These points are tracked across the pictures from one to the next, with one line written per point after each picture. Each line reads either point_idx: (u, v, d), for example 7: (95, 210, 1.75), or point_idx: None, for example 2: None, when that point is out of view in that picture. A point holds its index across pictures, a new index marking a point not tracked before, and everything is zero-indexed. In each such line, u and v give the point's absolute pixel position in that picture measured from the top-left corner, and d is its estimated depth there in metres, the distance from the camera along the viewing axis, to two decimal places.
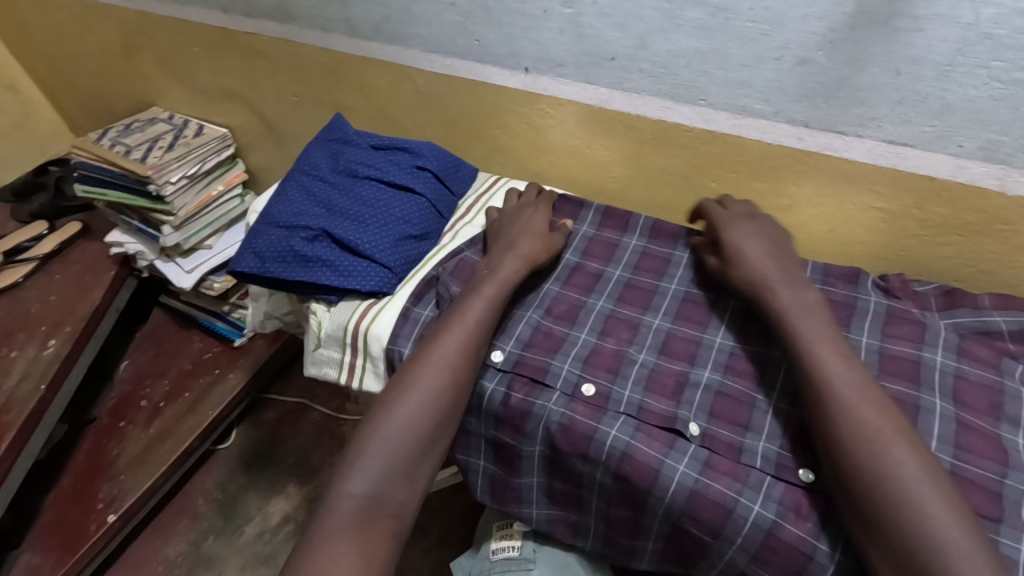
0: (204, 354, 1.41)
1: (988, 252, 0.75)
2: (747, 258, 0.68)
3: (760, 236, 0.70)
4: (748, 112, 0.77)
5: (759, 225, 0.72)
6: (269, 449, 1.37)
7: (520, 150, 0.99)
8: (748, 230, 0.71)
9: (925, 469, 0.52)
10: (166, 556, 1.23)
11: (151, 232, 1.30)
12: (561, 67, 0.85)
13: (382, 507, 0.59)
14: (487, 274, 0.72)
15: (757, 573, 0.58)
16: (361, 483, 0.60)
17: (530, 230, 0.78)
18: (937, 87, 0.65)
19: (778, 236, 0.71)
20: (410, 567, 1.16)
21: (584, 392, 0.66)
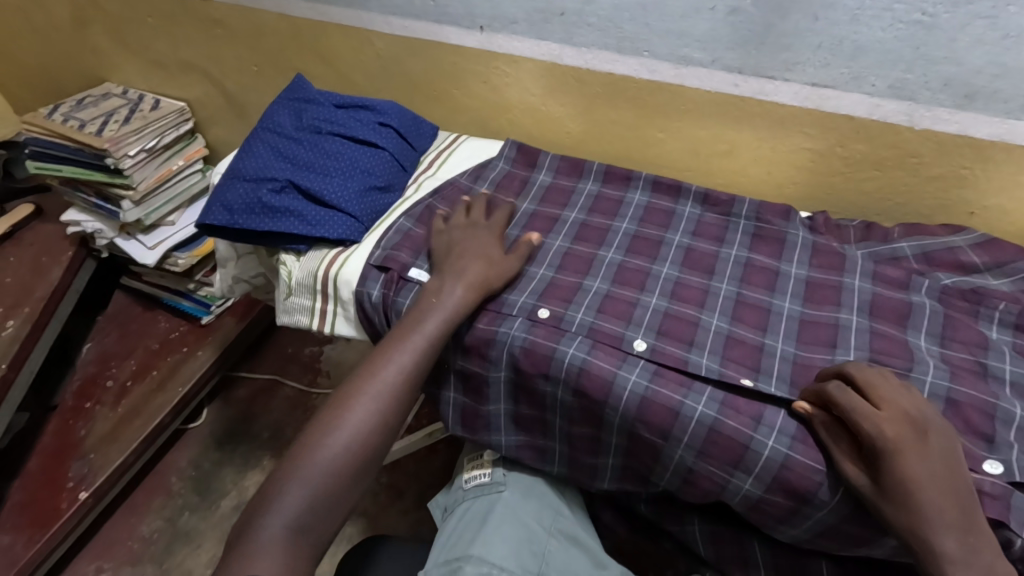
0: (171, 333, 1.47)
1: (904, 186, 0.81)
2: (924, 494, 0.53)
3: (928, 464, 0.54)
4: (688, 62, 0.81)
5: (922, 448, 0.55)
6: (243, 426, 1.45)
7: (480, 112, 1.02)
8: (925, 454, 0.55)
9: (948, 474, 0.54)
10: (141, 534, 1.29)
11: (111, 209, 1.32)
12: (514, 24, 0.89)
13: (306, 534, 0.59)
14: (434, 304, 0.70)
15: (704, 469, 0.63)
16: (284, 514, 0.59)
17: (487, 258, 0.75)
18: (850, 30, 0.71)
19: (955, 471, 0.54)
20: (388, 523, 1.25)
21: (541, 315, 0.71)
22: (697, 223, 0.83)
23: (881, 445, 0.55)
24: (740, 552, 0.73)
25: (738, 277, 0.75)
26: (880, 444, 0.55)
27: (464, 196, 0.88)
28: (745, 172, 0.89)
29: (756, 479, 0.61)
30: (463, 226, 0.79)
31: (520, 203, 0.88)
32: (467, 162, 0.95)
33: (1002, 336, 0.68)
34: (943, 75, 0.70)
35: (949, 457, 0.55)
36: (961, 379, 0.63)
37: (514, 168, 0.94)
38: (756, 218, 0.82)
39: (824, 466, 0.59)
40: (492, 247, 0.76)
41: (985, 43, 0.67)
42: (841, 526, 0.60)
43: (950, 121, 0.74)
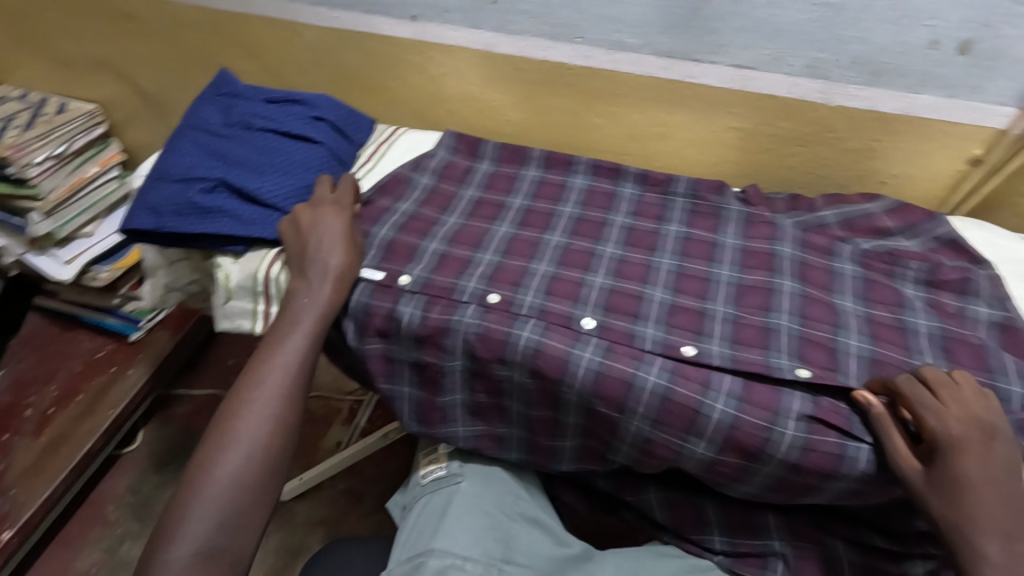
0: (96, 353, 1.37)
1: (824, 159, 0.87)
2: (976, 493, 0.56)
3: (990, 468, 0.57)
4: (620, 47, 0.83)
5: (984, 449, 0.57)
6: (185, 444, 1.37)
7: (418, 103, 1.01)
8: (987, 459, 0.57)
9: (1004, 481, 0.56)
10: (78, 569, 1.20)
11: (16, 222, 1.20)
12: (447, 13, 0.88)
13: (218, 558, 0.59)
14: (304, 305, 0.70)
15: (660, 438, 0.66)
16: (189, 544, 0.59)
17: (334, 245, 0.73)
18: (767, 12, 0.75)
19: (1012, 479, 0.57)
20: (350, 530, 1.22)
21: (491, 300, 0.72)
22: (637, 204, 0.86)
23: (943, 442, 0.58)
24: (695, 514, 0.76)
25: (677, 253, 0.78)
26: (943, 440, 0.57)
27: (406, 187, 0.87)
28: (680, 152, 0.93)
29: (709, 442, 0.64)
30: (312, 209, 0.77)
31: (464, 191, 0.88)
32: (409, 153, 0.93)
33: (918, 291, 0.74)
34: (851, 54, 0.75)
35: (1010, 465, 0.57)
36: (882, 340, 0.69)
37: (457, 157, 0.93)
38: (692, 195, 0.85)
39: (770, 422, 0.61)
40: (341, 227, 0.75)
41: (887, 22, 0.72)
42: (789, 478, 0.63)
43: (860, 97, 0.79)
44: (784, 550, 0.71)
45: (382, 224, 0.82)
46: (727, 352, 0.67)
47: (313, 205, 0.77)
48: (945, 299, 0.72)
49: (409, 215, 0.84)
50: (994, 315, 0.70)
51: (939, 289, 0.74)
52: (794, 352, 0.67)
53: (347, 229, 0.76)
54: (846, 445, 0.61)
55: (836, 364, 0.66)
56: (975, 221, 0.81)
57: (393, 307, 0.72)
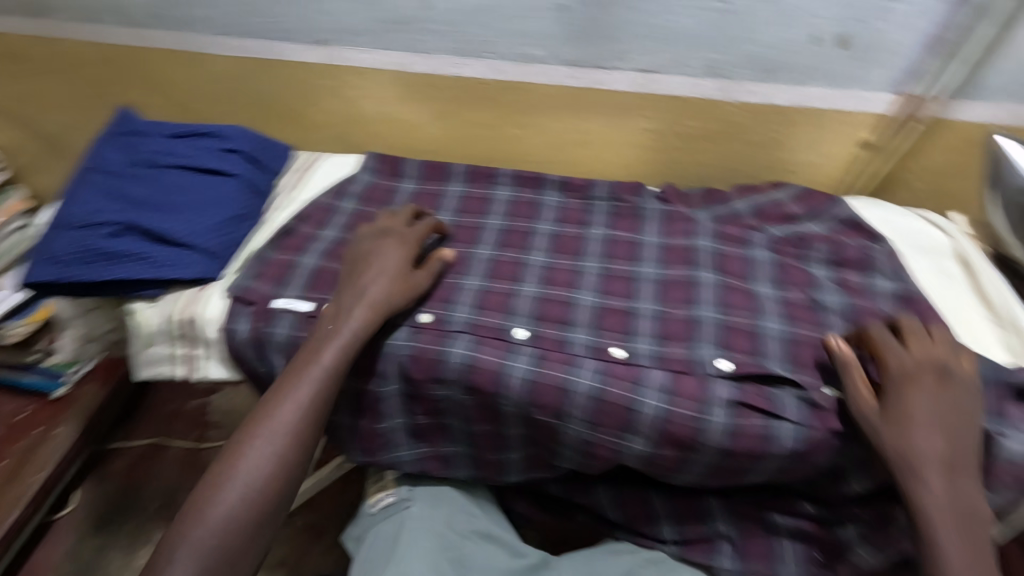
0: (15, 415, 1.18)
1: (734, 153, 0.91)
2: (916, 422, 0.59)
3: (938, 406, 0.60)
4: (529, 59, 0.85)
5: (936, 389, 0.61)
6: (127, 500, 1.23)
7: (338, 126, 1.00)
8: (936, 395, 0.60)
9: (945, 416, 0.60)
10: None
11: None
12: (356, 36, 0.87)
13: None
14: (329, 332, 0.67)
15: (597, 439, 0.67)
16: None
17: (386, 274, 0.71)
18: (663, 19, 0.78)
19: (960, 418, 0.60)
20: (311, 567, 1.18)
21: (422, 320, 0.71)
22: (561, 211, 0.87)
23: (897, 376, 0.62)
24: (644, 508, 0.78)
25: (602, 256, 0.80)
26: (897, 373, 0.62)
27: (327, 214, 0.85)
28: (600, 157, 0.95)
29: (645, 438, 0.65)
30: (369, 235, 0.76)
31: (389, 211, 0.88)
32: (330, 179, 0.92)
33: (826, 271, 0.78)
34: (745, 53, 0.79)
35: (960, 403, 0.61)
36: (799, 320, 0.72)
37: (380, 178, 0.93)
38: (611, 197, 0.88)
39: (699, 412, 0.64)
40: (399, 259, 0.73)
41: (772, 22, 0.76)
42: (722, 463, 0.66)
43: (758, 93, 0.83)
44: (728, 531, 0.74)
45: (306, 251, 0.80)
46: (654, 347, 0.69)
47: (377, 235, 0.76)
48: (850, 277, 0.77)
49: (334, 241, 0.82)
50: (895, 288, 0.75)
51: (845, 268, 0.78)
52: (718, 342, 0.70)
53: (407, 258, 0.74)
54: (770, 425, 0.63)
55: (759, 348, 0.69)
56: (871, 200, 0.87)
57: None
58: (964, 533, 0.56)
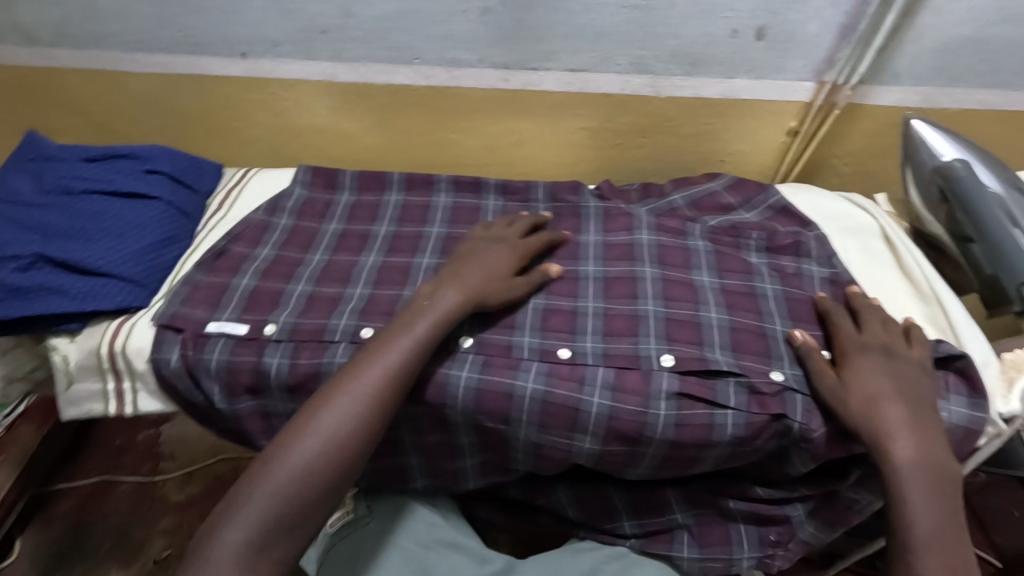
0: None
1: (668, 146, 0.93)
2: (871, 395, 0.61)
3: (891, 376, 0.63)
4: (458, 63, 0.84)
5: (886, 363, 0.64)
6: (75, 543, 1.14)
7: (271, 139, 0.97)
8: (886, 368, 0.63)
9: (897, 388, 0.62)
10: None
11: None
12: (278, 47, 0.84)
13: (265, 553, 0.54)
14: (423, 308, 0.66)
15: (548, 441, 0.67)
16: (242, 531, 0.54)
17: (492, 268, 0.71)
18: (588, 18, 0.77)
19: (915, 385, 0.63)
20: None
21: (363, 335, 0.70)
22: (502, 214, 0.87)
23: (851, 353, 0.65)
24: (604, 505, 0.78)
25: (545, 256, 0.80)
26: (848, 352, 0.65)
27: (264, 231, 0.84)
28: (540, 156, 0.96)
29: (593, 436, 0.65)
30: (478, 239, 0.76)
31: (326, 224, 0.86)
32: (263, 195, 0.89)
33: (763, 258, 0.80)
34: (670, 48, 0.80)
35: (911, 375, 0.63)
36: (737, 307, 0.74)
37: (316, 192, 0.91)
38: (551, 203, 0.88)
39: (645, 406, 0.64)
40: (508, 263, 0.73)
41: (694, 18, 0.77)
42: (672, 454, 0.66)
43: (686, 87, 0.85)
44: (686, 521, 0.75)
45: (242, 272, 0.78)
46: (599, 345, 0.69)
47: (489, 236, 0.76)
48: (785, 262, 0.79)
49: (271, 259, 0.80)
50: (827, 271, 0.77)
51: (780, 253, 0.80)
52: (662, 336, 0.70)
53: (515, 257, 0.74)
54: (713, 414, 0.64)
55: (702, 339, 0.70)
56: (802, 185, 0.89)
57: (259, 360, 0.68)
58: (931, 490, 0.58)
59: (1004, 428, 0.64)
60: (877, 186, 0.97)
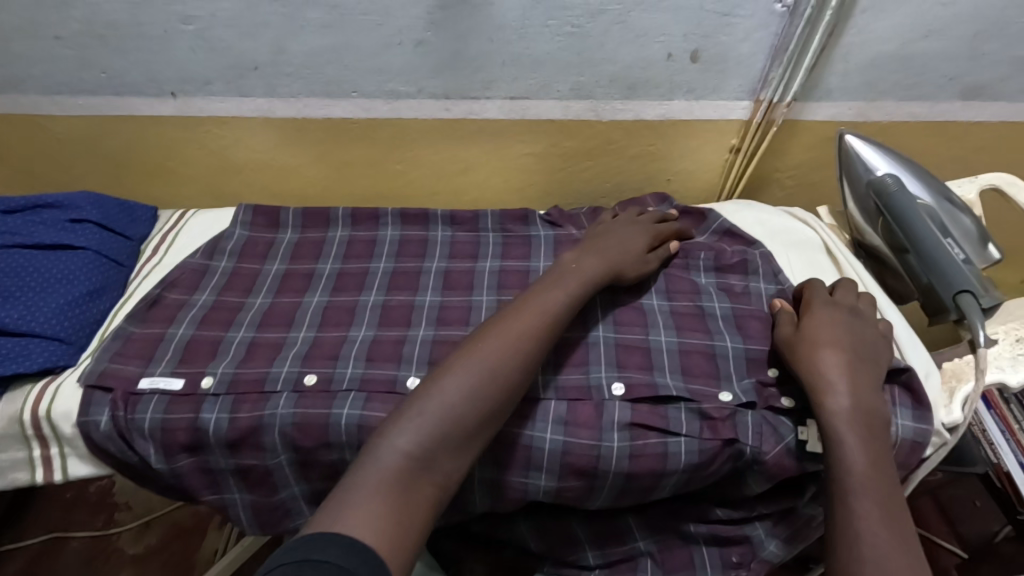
0: None
1: (613, 168, 0.93)
2: (822, 340, 0.64)
3: (845, 329, 0.66)
4: (397, 95, 0.82)
5: (844, 321, 0.67)
6: None
7: (209, 178, 0.94)
8: (840, 323, 0.66)
9: (849, 340, 0.65)
10: None
11: None
12: (209, 85, 0.81)
13: (428, 470, 0.53)
14: (571, 270, 0.71)
15: (503, 482, 0.65)
16: (407, 440, 0.53)
17: (632, 245, 0.77)
18: (524, 47, 0.77)
19: (863, 342, 0.65)
20: None
21: (306, 383, 0.67)
22: (451, 246, 0.86)
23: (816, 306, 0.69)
24: (565, 535, 0.76)
25: (494, 288, 0.79)
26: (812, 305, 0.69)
27: (201, 277, 0.81)
28: (487, 182, 0.95)
29: (548, 473, 0.64)
30: (610, 223, 0.82)
31: (269, 265, 0.83)
32: (200, 238, 0.86)
33: (710, 278, 0.80)
34: (607, 73, 0.80)
35: (863, 332, 0.66)
36: (686, 329, 0.74)
37: (257, 231, 0.88)
38: (500, 228, 0.87)
39: (597, 438, 0.63)
40: (640, 243, 0.77)
41: (628, 43, 0.77)
42: (629, 486, 0.65)
43: (626, 110, 0.85)
44: (649, 548, 0.74)
45: (178, 321, 0.75)
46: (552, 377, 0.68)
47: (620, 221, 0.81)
48: (732, 281, 0.79)
49: (209, 306, 0.77)
50: (772, 287, 0.78)
51: (727, 273, 0.80)
52: (614, 363, 0.70)
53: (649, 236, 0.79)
54: (666, 443, 0.63)
55: (654, 364, 0.70)
56: (745, 202, 0.91)
57: (195, 417, 0.65)
58: (867, 434, 0.58)
59: (948, 437, 0.65)
60: (818, 200, 0.99)
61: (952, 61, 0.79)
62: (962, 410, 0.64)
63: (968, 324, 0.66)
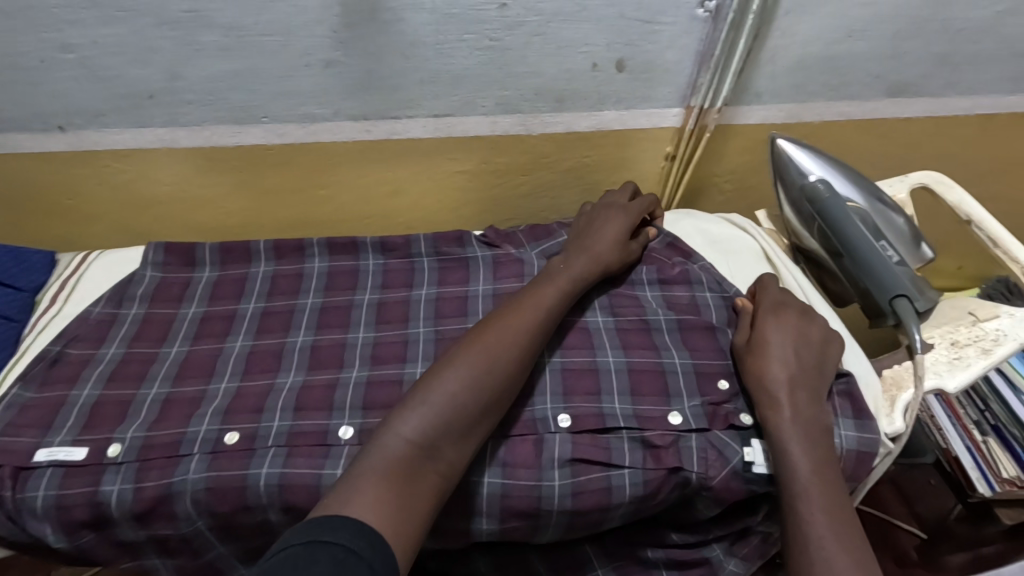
0: None
1: (549, 182, 0.90)
2: (769, 348, 0.63)
3: (791, 332, 0.64)
4: (311, 118, 0.77)
5: (792, 323, 0.65)
6: None
7: (114, 215, 0.87)
8: (787, 327, 0.65)
9: (794, 344, 0.63)
10: None
11: None
12: (101, 117, 0.74)
13: (434, 459, 0.54)
14: (561, 269, 0.71)
15: (440, 532, 0.61)
16: (415, 427, 0.54)
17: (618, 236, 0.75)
18: (442, 63, 0.73)
19: (812, 341, 0.64)
20: None
21: (227, 442, 0.62)
22: (384, 275, 0.80)
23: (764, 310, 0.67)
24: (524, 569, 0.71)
25: (431, 318, 0.74)
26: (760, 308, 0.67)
27: (109, 327, 0.74)
28: (419, 203, 0.91)
29: (489, 517, 0.60)
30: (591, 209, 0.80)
31: (186, 308, 0.76)
32: (105, 284, 0.79)
33: (655, 291, 0.76)
34: (532, 86, 0.77)
35: (810, 332, 0.65)
36: (633, 348, 0.70)
37: (166, 273, 0.80)
38: (434, 254, 0.81)
39: (537, 478, 0.60)
40: (625, 228, 0.76)
41: (551, 55, 0.74)
42: (573, 523, 0.61)
43: (556, 122, 0.82)
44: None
45: (84, 382, 0.68)
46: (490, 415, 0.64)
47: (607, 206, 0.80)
48: (677, 294, 0.76)
49: (119, 360, 0.70)
50: (718, 298, 0.75)
51: (672, 285, 0.77)
52: (560, 392, 0.66)
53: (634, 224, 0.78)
54: (609, 476, 0.61)
55: (601, 389, 0.67)
56: (684, 212, 0.88)
57: (94, 491, 0.59)
58: (814, 446, 0.57)
59: (892, 446, 0.64)
60: (759, 202, 0.98)
61: (876, 60, 0.78)
62: (904, 419, 0.63)
63: (905, 329, 0.66)
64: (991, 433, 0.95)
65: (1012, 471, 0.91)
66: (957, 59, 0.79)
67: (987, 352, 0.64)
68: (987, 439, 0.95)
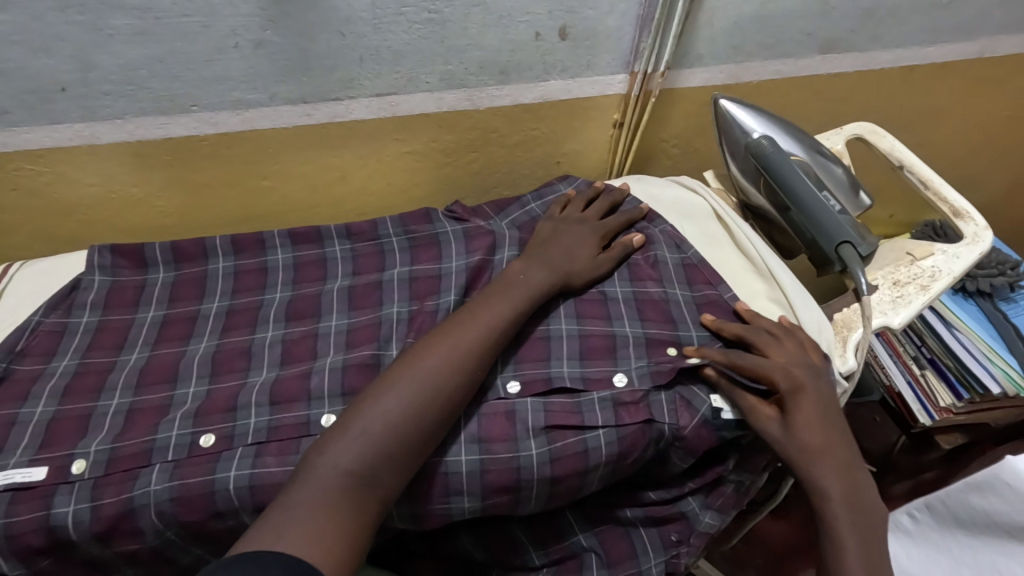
0: None
1: (499, 157, 0.89)
2: (811, 432, 0.60)
3: (820, 405, 0.62)
4: (246, 104, 0.73)
5: (818, 394, 0.63)
6: None
7: (35, 222, 0.80)
8: (819, 401, 0.62)
9: (830, 422, 0.61)
10: None
11: None
12: (7, 115, 0.68)
13: (373, 486, 0.53)
14: (514, 281, 0.68)
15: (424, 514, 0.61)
16: (350, 456, 0.53)
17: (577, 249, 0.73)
18: (380, 38, 0.70)
19: (840, 414, 0.63)
20: None
21: (199, 445, 0.58)
22: (354, 261, 0.77)
23: (790, 384, 0.62)
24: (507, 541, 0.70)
25: (406, 298, 0.71)
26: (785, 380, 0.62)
27: (59, 339, 0.68)
28: (368, 187, 0.88)
29: (470, 495, 0.60)
30: (560, 219, 0.77)
31: (139, 312, 0.71)
32: (39, 295, 0.73)
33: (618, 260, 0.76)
34: (475, 58, 0.75)
35: (832, 401, 0.63)
36: (587, 316, 0.70)
37: (114, 277, 0.74)
38: (402, 233, 0.78)
39: (513, 451, 0.60)
40: (591, 241, 0.74)
41: (491, 26, 0.72)
42: (551, 492, 0.62)
43: (502, 96, 0.81)
44: (590, 542, 0.69)
45: (35, 398, 0.63)
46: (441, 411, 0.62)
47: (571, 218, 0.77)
48: (638, 257, 0.76)
49: (72, 372, 0.65)
50: (676, 257, 0.76)
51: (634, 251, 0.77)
52: (510, 361, 0.67)
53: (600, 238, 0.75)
54: (585, 439, 0.61)
55: (548, 356, 0.67)
56: (636, 177, 0.90)
57: (46, 516, 0.54)
58: (860, 529, 0.57)
59: (847, 385, 0.68)
60: (705, 164, 1.00)
61: (807, 17, 0.81)
62: (855, 358, 0.68)
63: (851, 274, 0.70)
64: (928, 366, 1.01)
65: (948, 400, 0.98)
66: (880, 13, 0.83)
67: (924, 289, 0.68)
68: (925, 371, 1.01)
